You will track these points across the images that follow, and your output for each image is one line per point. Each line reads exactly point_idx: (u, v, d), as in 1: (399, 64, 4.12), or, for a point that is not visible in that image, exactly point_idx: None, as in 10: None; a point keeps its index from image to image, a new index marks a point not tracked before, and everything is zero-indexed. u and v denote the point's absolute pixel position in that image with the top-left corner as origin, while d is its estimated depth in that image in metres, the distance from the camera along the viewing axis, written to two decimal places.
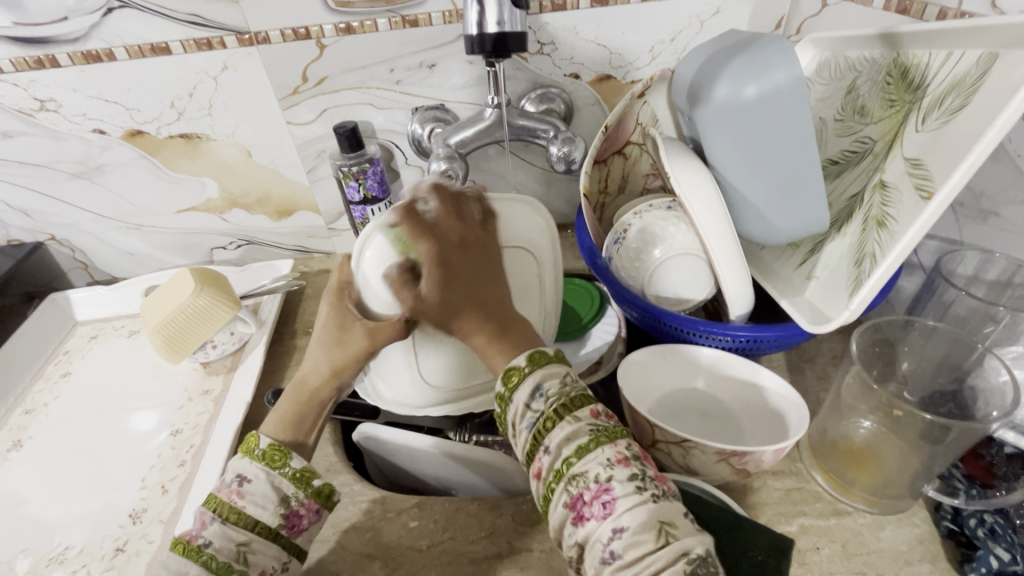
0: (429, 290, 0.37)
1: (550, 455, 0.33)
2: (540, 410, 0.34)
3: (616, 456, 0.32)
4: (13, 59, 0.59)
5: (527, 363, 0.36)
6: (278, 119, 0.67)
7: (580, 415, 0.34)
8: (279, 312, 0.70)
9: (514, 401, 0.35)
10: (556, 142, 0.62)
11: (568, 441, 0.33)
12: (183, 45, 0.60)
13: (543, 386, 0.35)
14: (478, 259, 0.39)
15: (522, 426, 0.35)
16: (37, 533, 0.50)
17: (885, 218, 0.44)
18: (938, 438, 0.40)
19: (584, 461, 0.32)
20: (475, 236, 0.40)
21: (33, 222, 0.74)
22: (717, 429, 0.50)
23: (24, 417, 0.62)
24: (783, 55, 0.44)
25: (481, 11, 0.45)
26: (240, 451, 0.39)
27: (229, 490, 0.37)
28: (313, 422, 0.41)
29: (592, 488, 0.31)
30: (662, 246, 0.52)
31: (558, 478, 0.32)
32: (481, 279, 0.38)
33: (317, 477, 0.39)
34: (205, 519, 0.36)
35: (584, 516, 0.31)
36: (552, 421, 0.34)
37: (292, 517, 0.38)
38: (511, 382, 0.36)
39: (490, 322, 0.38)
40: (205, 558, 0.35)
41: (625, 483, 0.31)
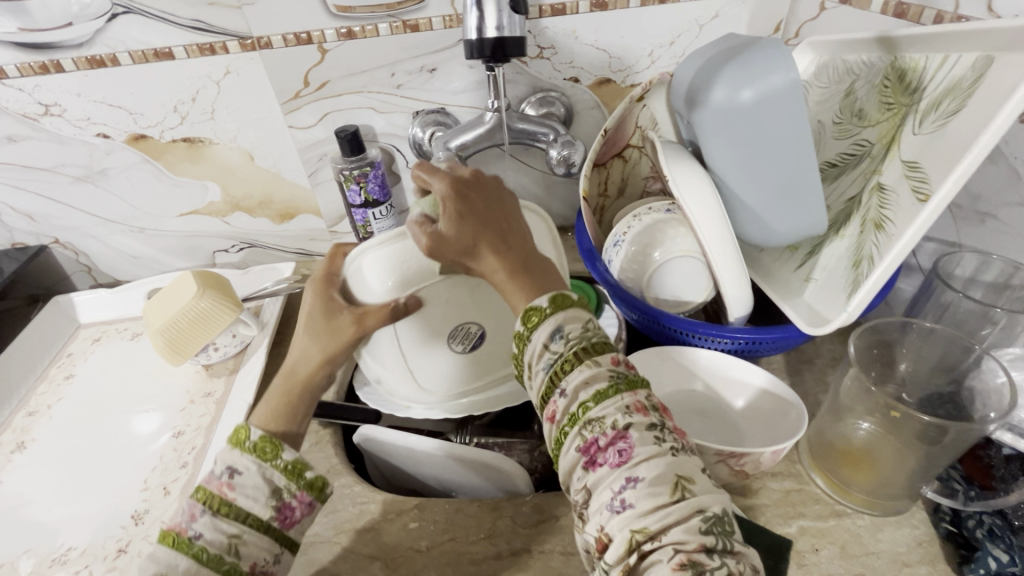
0: (447, 222, 0.37)
1: (566, 399, 0.33)
2: (558, 352, 0.34)
3: (635, 404, 0.32)
4: (19, 64, 0.60)
5: (549, 305, 0.36)
6: (280, 123, 0.68)
7: (601, 360, 0.34)
8: (281, 315, 0.71)
9: (532, 341, 0.35)
10: (555, 145, 0.62)
11: (587, 385, 0.33)
12: (187, 50, 0.60)
13: (563, 329, 0.35)
14: (492, 199, 0.39)
15: (539, 367, 0.35)
16: (39, 534, 0.50)
17: (882, 220, 0.45)
18: (936, 440, 0.40)
19: (601, 406, 0.32)
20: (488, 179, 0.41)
21: (38, 226, 0.75)
22: (718, 431, 0.50)
23: (27, 419, 0.62)
24: (779, 59, 0.44)
25: (481, 16, 0.45)
26: (229, 441, 0.39)
27: (219, 482, 0.37)
28: (302, 413, 0.43)
29: (608, 434, 0.31)
30: (662, 249, 0.53)
31: (572, 423, 0.32)
32: (496, 216, 0.39)
33: (310, 470, 0.40)
34: (195, 511, 0.36)
35: (596, 462, 0.31)
36: (570, 364, 0.34)
37: (284, 508, 0.38)
38: (531, 322, 0.35)
39: (511, 257, 0.38)
40: (196, 550, 0.35)
41: (642, 431, 0.31)
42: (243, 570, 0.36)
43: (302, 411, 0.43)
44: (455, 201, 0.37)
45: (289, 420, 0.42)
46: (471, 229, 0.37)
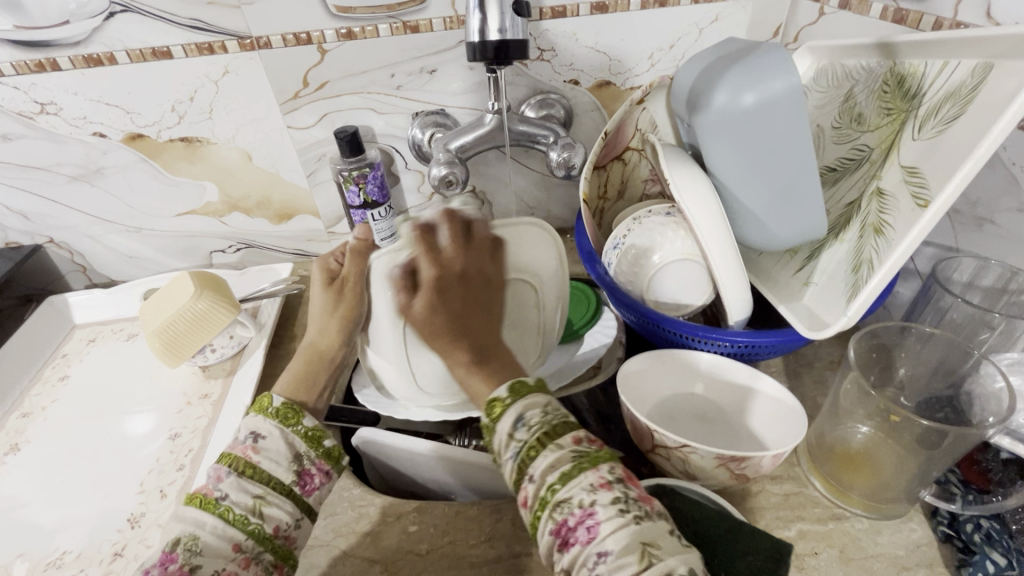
0: (419, 306, 0.38)
1: (534, 484, 0.32)
2: (523, 439, 0.33)
3: (600, 480, 0.31)
4: (14, 63, 0.59)
5: (508, 394, 0.35)
6: (278, 123, 0.67)
7: (563, 441, 0.33)
8: (279, 316, 0.71)
9: (497, 430, 0.34)
10: (556, 147, 0.62)
11: (552, 468, 0.32)
12: (185, 49, 0.60)
13: (524, 415, 0.34)
14: (473, 291, 0.39)
15: (506, 456, 0.34)
16: (33, 538, 0.50)
17: (882, 225, 0.45)
18: (934, 444, 0.40)
19: (568, 487, 0.31)
20: (478, 269, 0.40)
21: (32, 225, 0.74)
22: (715, 435, 0.51)
23: (21, 421, 0.61)
24: (781, 64, 0.44)
25: (483, 18, 0.45)
26: (252, 411, 0.42)
27: (244, 446, 0.39)
28: (321, 388, 0.47)
29: (576, 514, 0.30)
30: (661, 252, 0.52)
31: (543, 507, 0.31)
32: (472, 309, 0.38)
33: (329, 438, 0.42)
34: (221, 473, 0.38)
35: (568, 542, 0.30)
36: (535, 450, 0.33)
37: (304, 475, 0.40)
38: (494, 413, 0.35)
39: (473, 347, 0.37)
40: (222, 510, 0.36)
41: (607, 507, 0.30)
42: (268, 532, 0.37)
43: (320, 384, 0.47)
44: (432, 288, 0.38)
45: (311, 392, 0.46)
46: (440, 321, 0.37)
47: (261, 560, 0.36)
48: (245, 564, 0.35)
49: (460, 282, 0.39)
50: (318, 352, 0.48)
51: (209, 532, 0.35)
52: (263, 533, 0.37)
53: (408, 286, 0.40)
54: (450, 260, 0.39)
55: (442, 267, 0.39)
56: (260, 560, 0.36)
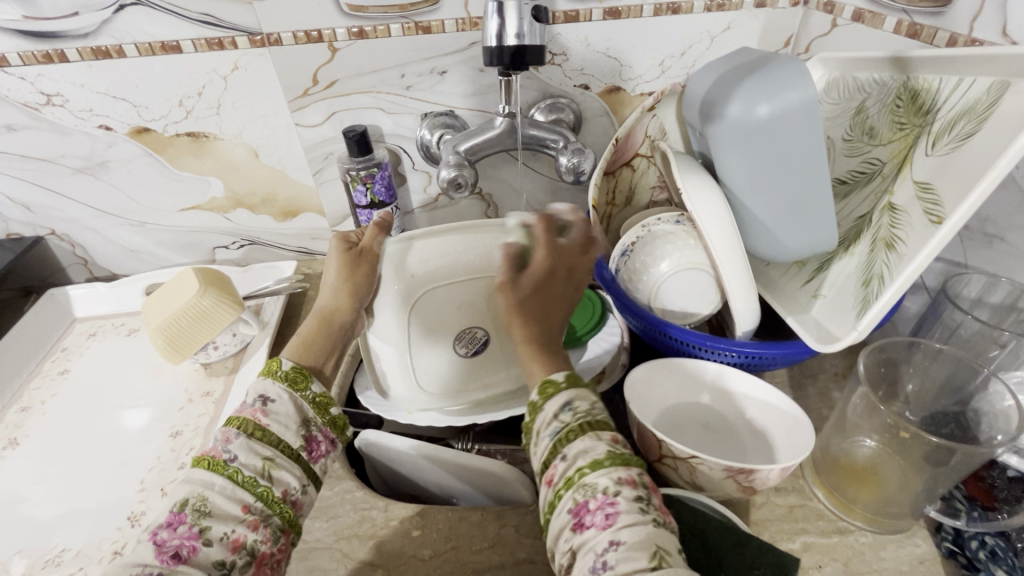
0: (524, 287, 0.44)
1: (566, 463, 0.34)
2: (567, 421, 0.36)
3: (627, 477, 0.32)
4: (21, 53, 0.59)
5: (563, 379, 0.38)
6: (287, 120, 0.67)
7: (602, 435, 0.34)
8: (283, 314, 0.70)
9: (544, 409, 0.37)
10: (566, 152, 0.61)
11: (587, 453, 0.34)
12: (195, 44, 0.60)
13: (573, 402, 0.37)
14: (550, 287, 0.45)
15: (545, 434, 0.36)
16: (31, 534, 0.49)
17: (893, 239, 0.45)
18: (942, 461, 0.40)
19: (597, 473, 0.32)
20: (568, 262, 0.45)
21: (34, 217, 0.73)
22: (722, 446, 0.50)
23: (20, 415, 0.61)
24: (797, 76, 0.44)
25: (500, 22, 0.45)
26: (261, 375, 0.42)
27: (253, 409, 0.39)
28: (331, 352, 0.46)
29: (598, 498, 0.32)
30: (670, 260, 0.52)
31: (567, 486, 0.33)
32: (549, 305, 0.44)
33: (335, 406, 0.43)
34: (229, 435, 0.37)
35: (583, 524, 0.31)
36: (575, 433, 0.35)
37: (312, 440, 0.40)
38: (546, 392, 0.38)
39: (543, 335, 0.42)
40: (231, 471, 0.36)
41: (629, 501, 0.31)
42: (277, 495, 0.37)
43: (329, 348, 0.46)
44: (544, 274, 0.44)
45: (319, 355, 0.45)
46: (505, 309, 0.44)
47: (270, 524, 0.36)
48: (255, 526, 0.35)
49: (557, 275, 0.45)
50: (327, 315, 0.46)
51: (218, 493, 0.35)
52: (272, 496, 0.37)
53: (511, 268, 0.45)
54: (545, 253, 0.45)
55: (554, 258, 0.45)
56: (269, 523, 0.36)
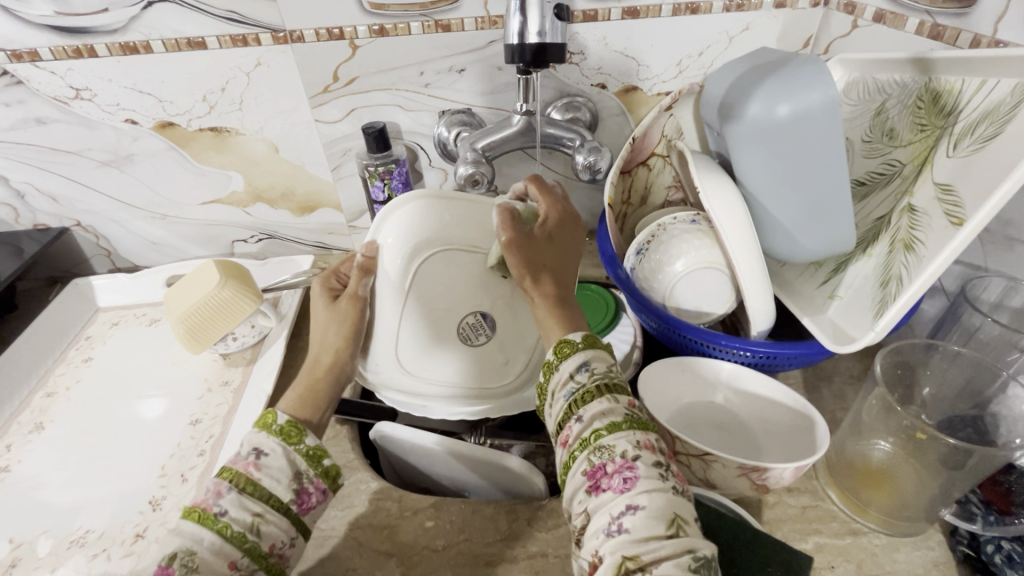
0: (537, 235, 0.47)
1: (581, 424, 0.35)
2: (582, 383, 0.37)
3: (645, 441, 0.34)
4: (52, 48, 0.60)
5: (580, 340, 0.40)
6: (307, 117, 0.68)
7: (619, 398, 0.36)
8: (299, 307, 0.72)
9: (560, 371, 0.39)
10: (583, 150, 0.62)
11: (603, 415, 0.35)
12: (219, 41, 0.61)
13: (590, 364, 0.38)
14: (557, 238, 0.48)
15: (561, 394, 0.38)
16: (57, 516, 0.51)
17: (913, 241, 0.45)
18: (959, 464, 0.40)
19: (613, 435, 0.34)
20: (564, 213, 0.50)
21: (61, 208, 0.75)
22: (733, 443, 0.51)
23: (45, 400, 0.63)
24: (818, 76, 0.44)
25: (523, 21, 0.46)
26: (256, 426, 0.41)
27: (246, 462, 0.38)
28: (325, 404, 0.46)
29: (616, 462, 0.32)
30: (684, 259, 0.52)
31: (583, 446, 0.34)
32: (552, 253, 0.47)
33: (328, 457, 0.42)
34: (221, 488, 0.37)
35: (601, 486, 0.32)
36: (591, 394, 0.36)
37: (303, 493, 0.39)
38: (562, 352, 0.39)
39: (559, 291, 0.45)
40: (221, 525, 0.35)
41: (648, 465, 0.32)
42: (263, 550, 0.36)
43: (325, 401, 0.45)
44: (551, 226, 0.48)
45: (316, 409, 0.45)
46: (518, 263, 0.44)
47: None
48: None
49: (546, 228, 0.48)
50: (322, 369, 0.47)
51: (206, 548, 0.35)
52: (259, 551, 0.36)
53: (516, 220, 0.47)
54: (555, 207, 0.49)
55: (562, 211, 0.50)
56: None
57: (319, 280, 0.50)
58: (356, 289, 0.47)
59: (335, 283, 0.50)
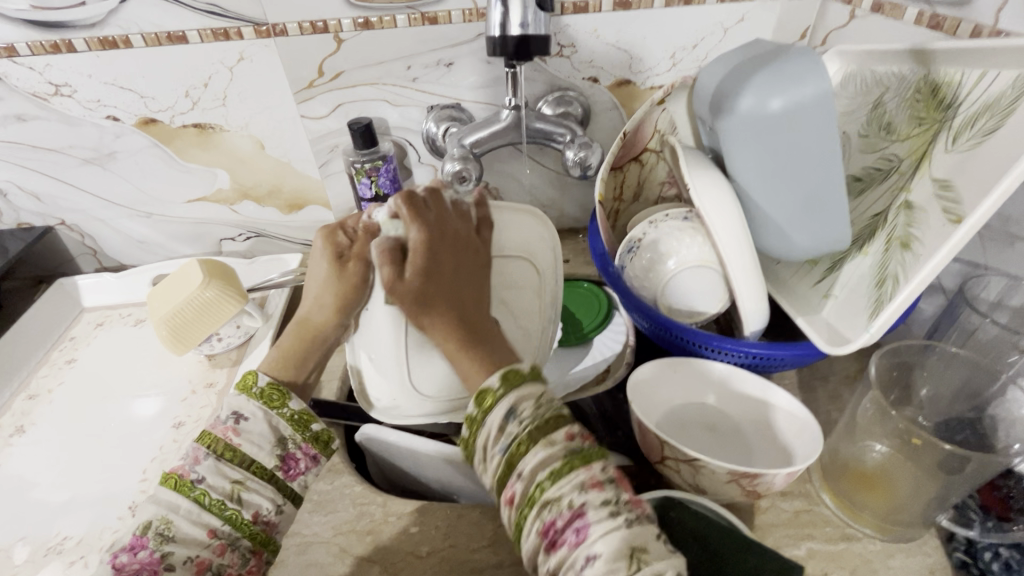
0: (412, 274, 0.39)
1: (523, 481, 0.32)
2: (514, 433, 0.33)
3: (591, 480, 0.31)
4: (30, 43, 0.59)
5: (500, 385, 0.35)
6: (292, 112, 0.67)
7: (555, 438, 0.33)
8: (287, 306, 0.70)
9: (486, 424, 0.34)
10: (572, 146, 0.60)
11: (542, 464, 0.32)
12: (200, 34, 0.59)
13: (516, 409, 0.34)
14: (441, 269, 0.40)
15: (494, 450, 0.34)
16: (36, 521, 0.50)
17: (909, 239, 0.44)
18: (956, 469, 0.39)
19: (557, 485, 0.31)
20: (437, 234, 0.40)
21: (44, 207, 0.73)
22: (725, 447, 0.49)
23: (27, 403, 0.62)
24: (812, 69, 0.43)
25: (506, 12, 0.44)
26: (236, 389, 0.40)
27: (224, 427, 0.38)
28: (311, 364, 0.46)
29: (564, 515, 0.30)
30: (676, 257, 0.51)
31: (530, 505, 0.31)
32: (452, 284, 0.40)
33: (316, 422, 0.41)
34: (198, 455, 0.37)
35: (556, 542, 0.30)
36: (525, 446, 0.33)
37: (289, 459, 0.39)
38: (484, 404, 0.35)
39: (456, 335, 0.39)
40: (198, 494, 0.36)
41: (598, 508, 0.30)
42: (246, 518, 0.37)
43: (309, 362, 0.45)
44: (426, 256, 0.39)
45: (300, 370, 0.45)
46: (411, 303, 0.39)
47: (237, 547, 0.36)
48: (221, 551, 0.35)
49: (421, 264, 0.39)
50: (311, 331, 0.45)
51: (183, 517, 0.35)
52: (239, 520, 0.36)
53: (396, 257, 0.39)
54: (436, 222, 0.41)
55: (430, 229, 0.40)
56: (236, 546, 0.36)
57: (322, 233, 0.45)
58: (361, 250, 0.43)
59: (341, 235, 0.45)
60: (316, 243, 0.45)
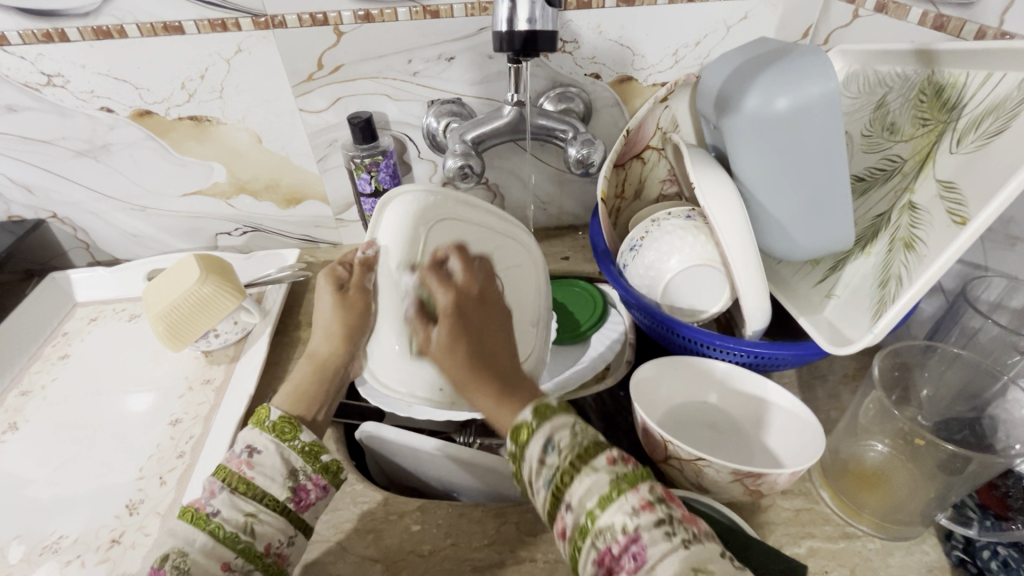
0: (441, 339, 0.40)
1: (572, 513, 0.30)
2: (555, 464, 0.32)
3: (641, 502, 0.30)
4: (21, 32, 0.58)
5: (534, 418, 0.34)
6: (290, 106, 0.66)
7: (598, 463, 0.31)
8: (284, 302, 0.69)
9: (526, 457, 0.33)
10: (575, 143, 0.60)
11: (590, 492, 0.30)
12: (197, 25, 0.58)
13: (554, 439, 0.32)
14: (470, 317, 0.41)
15: (538, 484, 0.32)
16: (30, 521, 0.49)
17: (913, 240, 0.44)
18: (957, 470, 0.39)
19: (608, 512, 0.30)
20: (467, 296, 0.42)
21: (36, 199, 0.72)
22: (727, 446, 0.50)
23: (20, 399, 0.61)
24: (818, 68, 0.42)
25: (512, 7, 0.44)
26: (251, 424, 0.41)
27: (239, 460, 0.39)
28: (322, 399, 0.46)
29: (620, 541, 0.29)
30: (679, 256, 0.50)
31: (582, 535, 0.30)
32: (478, 333, 0.41)
33: (326, 453, 0.41)
34: (214, 488, 0.38)
35: (614, 570, 0.29)
36: (568, 475, 0.31)
37: (300, 490, 0.39)
38: (521, 439, 0.33)
39: (493, 382, 0.37)
40: (213, 526, 0.36)
41: (652, 530, 0.29)
42: (258, 550, 0.37)
43: (319, 398, 0.45)
44: (454, 318, 0.41)
45: (311, 405, 0.45)
46: (447, 359, 0.39)
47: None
48: None
49: (453, 317, 0.41)
50: (320, 363, 0.47)
51: (198, 550, 0.35)
52: (253, 552, 0.36)
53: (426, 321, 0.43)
54: (464, 285, 0.43)
55: (459, 296, 0.42)
56: None
57: (325, 271, 0.49)
58: (360, 280, 0.46)
59: (341, 270, 0.49)
60: (321, 287, 0.48)
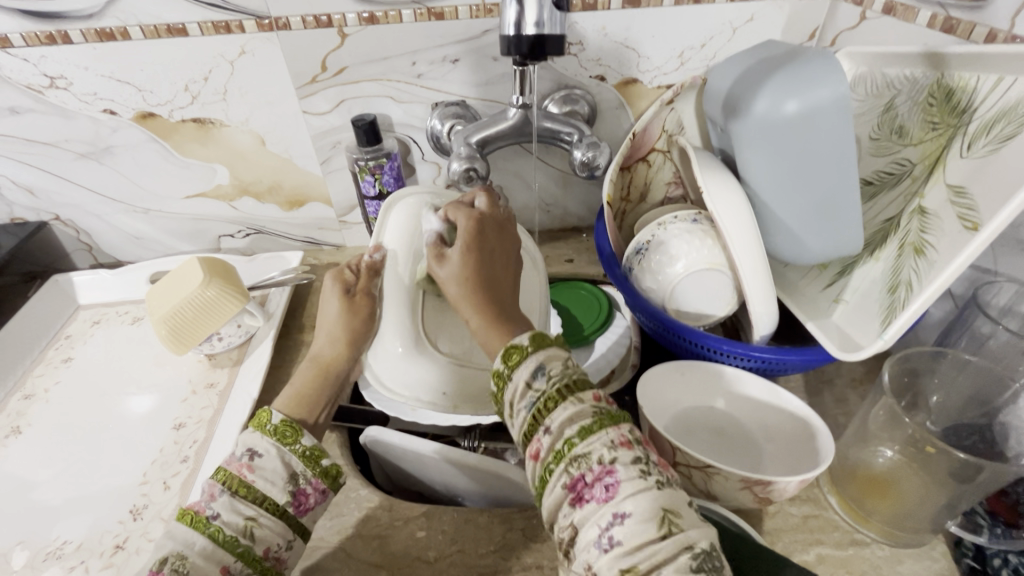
0: (449, 250, 0.42)
1: (551, 436, 0.31)
2: (542, 389, 0.33)
3: (619, 438, 0.31)
4: (24, 34, 0.57)
5: (529, 343, 0.35)
6: (294, 108, 0.65)
7: (583, 397, 0.32)
8: (288, 305, 0.69)
9: (514, 380, 0.34)
10: (580, 146, 0.59)
11: (572, 421, 0.31)
12: (201, 27, 0.58)
13: (545, 366, 0.34)
14: (484, 240, 0.44)
15: (522, 406, 0.33)
16: (33, 526, 0.49)
17: (923, 245, 0.43)
18: (969, 478, 0.39)
19: (587, 442, 0.30)
20: (488, 217, 0.45)
21: (38, 202, 0.72)
22: (734, 453, 0.49)
23: (23, 403, 0.60)
24: (829, 72, 0.42)
25: (520, 10, 0.43)
26: (251, 426, 0.41)
27: (240, 463, 0.38)
28: (324, 402, 0.45)
29: (595, 470, 0.29)
30: (685, 260, 0.50)
31: (558, 459, 0.31)
32: (489, 252, 0.43)
33: (326, 457, 0.41)
34: (214, 491, 0.37)
35: (583, 499, 0.29)
36: (554, 400, 0.32)
37: (300, 494, 0.39)
38: (512, 360, 0.35)
39: (486, 301, 0.39)
40: (213, 530, 0.36)
41: (627, 466, 0.29)
42: (257, 554, 0.36)
43: (321, 402, 0.45)
44: (469, 231, 0.43)
45: (312, 408, 0.45)
46: (454, 266, 0.41)
47: None
48: None
49: (470, 229, 0.43)
50: (323, 366, 0.46)
51: (197, 552, 0.35)
52: (252, 556, 0.36)
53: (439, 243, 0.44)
54: (487, 211, 0.46)
55: (479, 217, 0.45)
56: None
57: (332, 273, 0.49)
58: (368, 285, 0.47)
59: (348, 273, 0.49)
60: (327, 286, 0.48)
